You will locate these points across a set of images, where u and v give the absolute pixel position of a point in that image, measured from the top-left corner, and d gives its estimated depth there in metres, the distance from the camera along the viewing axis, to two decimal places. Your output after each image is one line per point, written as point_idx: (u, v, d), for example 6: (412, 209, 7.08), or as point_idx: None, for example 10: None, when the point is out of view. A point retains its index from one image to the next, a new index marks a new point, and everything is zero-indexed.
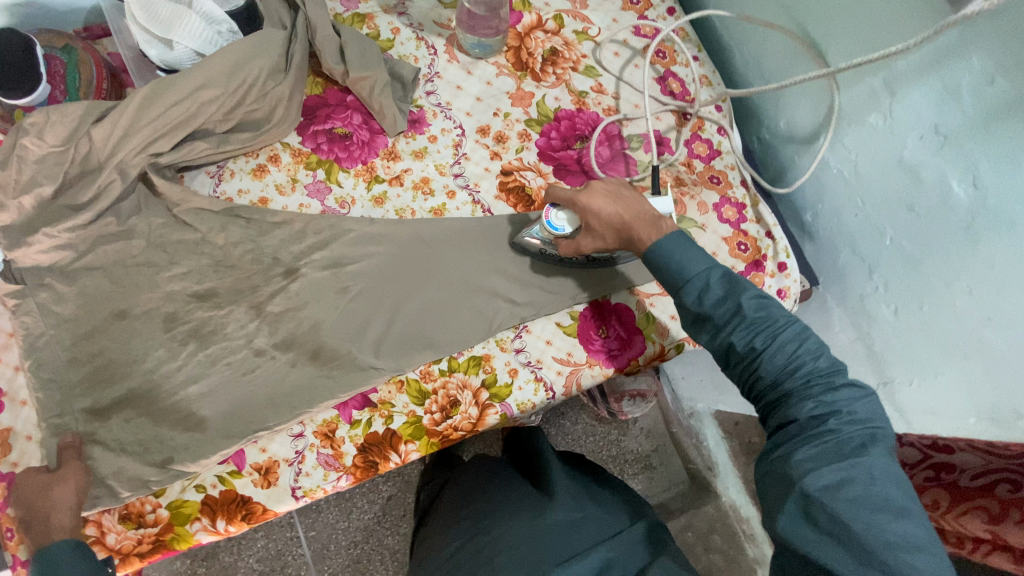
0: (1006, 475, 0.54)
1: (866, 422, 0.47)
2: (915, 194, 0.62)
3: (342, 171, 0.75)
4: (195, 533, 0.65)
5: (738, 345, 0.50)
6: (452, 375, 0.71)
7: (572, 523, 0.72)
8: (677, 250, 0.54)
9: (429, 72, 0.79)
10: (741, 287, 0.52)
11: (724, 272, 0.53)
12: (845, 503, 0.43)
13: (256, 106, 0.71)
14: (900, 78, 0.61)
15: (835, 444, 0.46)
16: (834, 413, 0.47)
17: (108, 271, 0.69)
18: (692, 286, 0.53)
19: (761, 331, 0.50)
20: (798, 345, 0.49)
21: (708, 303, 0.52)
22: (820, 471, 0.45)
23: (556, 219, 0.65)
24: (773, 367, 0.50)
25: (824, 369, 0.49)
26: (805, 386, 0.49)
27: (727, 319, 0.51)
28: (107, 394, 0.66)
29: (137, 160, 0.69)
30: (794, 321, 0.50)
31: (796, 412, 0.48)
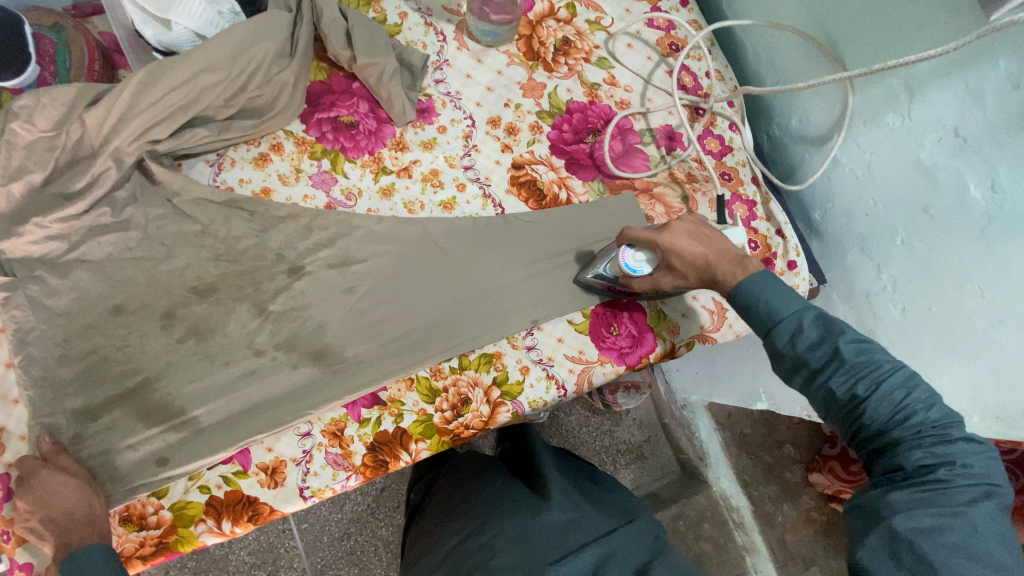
0: None
1: (979, 478, 0.44)
2: (931, 195, 0.63)
3: (348, 162, 0.72)
4: (199, 535, 0.63)
5: (839, 390, 0.48)
6: (463, 373, 0.70)
7: (568, 522, 0.71)
8: (765, 288, 0.54)
9: (438, 60, 0.76)
10: (840, 330, 0.49)
11: (819, 314, 0.51)
12: (940, 549, 0.42)
13: (259, 93, 0.68)
14: (921, 79, 0.61)
15: (940, 494, 0.44)
16: (944, 464, 0.44)
17: (102, 264, 0.66)
18: (783, 327, 0.51)
19: (865, 377, 0.47)
20: (907, 393, 0.47)
21: (802, 345, 0.50)
22: (916, 514, 0.44)
23: (634, 261, 0.63)
24: (878, 415, 0.47)
25: (936, 421, 0.46)
26: (914, 436, 0.46)
27: (826, 362, 0.49)
28: (105, 391, 0.64)
29: (133, 147, 0.66)
30: (901, 367, 0.48)
31: (901, 460, 0.46)
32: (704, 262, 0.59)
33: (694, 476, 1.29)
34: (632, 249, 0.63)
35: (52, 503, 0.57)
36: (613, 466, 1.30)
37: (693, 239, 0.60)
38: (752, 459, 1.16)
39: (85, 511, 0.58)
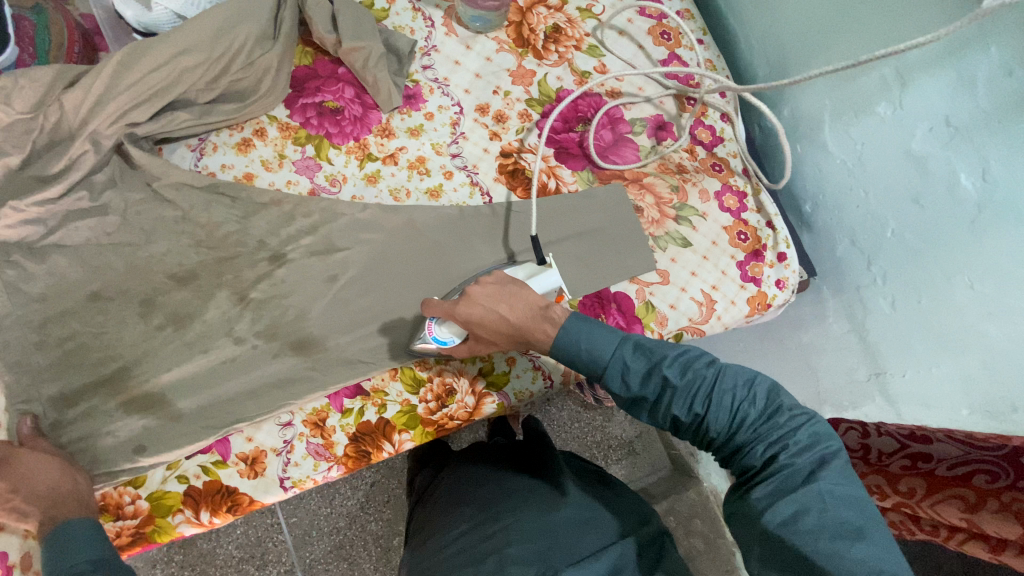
0: (982, 467, 0.55)
1: (814, 449, 0.46)
2: (921, 186, 0.62)
3: (333, 148, 0.71)
4: (177, 526, 0.62)
5: (679, 414, 0.49)
6: (448, 364, 0.68)
7: (584, 521, 0.71)
8: (581, 333, 0.52)
9: (426, 46, 0.75)
10: (660, 356, 0.50)
11: (638, 344, 0.52)
12: (804, 537, 0.42)
13: (242, 76, 0.66)
14: (913, 68, 0.60)
15: (787, 478, 0.45)
16: (782, 449, 0.46)
17: (79, 250, 0.65)
18: (613, 370, 0.51)
19: (695, 394, 0.48)
20: (733, 394, 0.48)
21: (634, 383, 0.51)
22: (776, 507, 0.44)
23: (442, 332, 0.61)
24: (717, 425, 0.48)
25: (763, 410, 0.48)
26: (752, 431, 0.48)
27: (660, 393, 0.49)
28: (82, 379, 0.63)
29: (112, 130, 0.64)
30: (720, 370, 0.49)
31: (750, 458, 0.47)
32: (511, 328, 0.55)
33: (686, 472, 1.29)
34: (437, 322, 0.61)
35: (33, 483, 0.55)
36: (606, 461, 1.30)
37: (491, 306, 0.55)
38: None
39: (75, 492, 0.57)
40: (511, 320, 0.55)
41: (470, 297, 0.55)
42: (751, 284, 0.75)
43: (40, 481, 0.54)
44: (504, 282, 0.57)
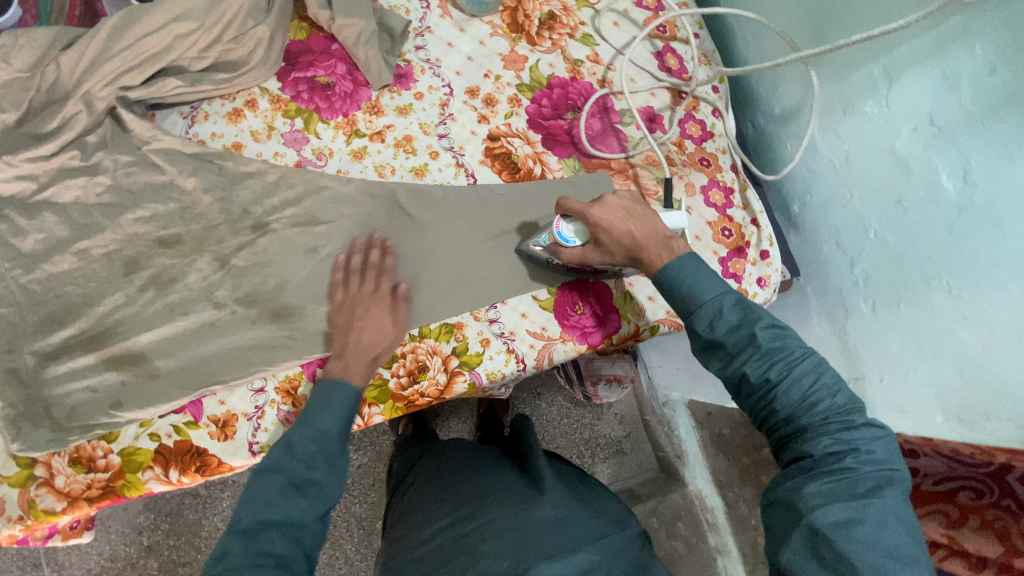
0: (968, 482, 0.54)
1: (882, 464, 0.45)
2: (905, 187, 0.61)
3: (321, 122, 0.72)
4: (146, 482, 0.63)
5: (752, 375, 0.50)
6: (422, 341, 0.69)
7: (559, 519, 0.70)
8: (688, 273, 0.54)
9: (420, 26, 0.76)
10: (755, 317, 0.51)
11: (738, 300, 0.53)
12: (854, 543, 0.41)
13: (234, 45, 0.68)
14: (900, 66, 0.60)
15: (848, 482, 0.44)
16: (850, 452, 0.45)
17: (68, 208, 0.67)
18: (704, 313, 0.53)
19: (776, 362, 0.49)
20: (815, 379, 0.48)
21: (720, 329, 0.52)
22: (831, 507, 0.43)
23: (567, 231, 0.63)
24: (788, 400, 0.49)
25: (840, 407, 0.48)
26: (822, 421, 0.47)
27: (742, 347, 0.50)
28: (63, 333, 0.65)
29: (105, 92, 0.66)
30: (811, 354, 0.49)
31: (810, 447, 0.47)
32: (632, 244, 0.58)
33: (672, 474, 1.28)
34: (566, 219, 0.63)
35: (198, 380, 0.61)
36: (592, 460, 1.30)
37: (622, 218, 0.59)
38: (727, 460, 1.09)
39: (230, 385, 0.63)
40: (637, 238, 0.58)
41: (607, 203, 0.60)
42: (732, 280, 0.74)
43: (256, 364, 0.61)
44: (638, 202, 0.62)
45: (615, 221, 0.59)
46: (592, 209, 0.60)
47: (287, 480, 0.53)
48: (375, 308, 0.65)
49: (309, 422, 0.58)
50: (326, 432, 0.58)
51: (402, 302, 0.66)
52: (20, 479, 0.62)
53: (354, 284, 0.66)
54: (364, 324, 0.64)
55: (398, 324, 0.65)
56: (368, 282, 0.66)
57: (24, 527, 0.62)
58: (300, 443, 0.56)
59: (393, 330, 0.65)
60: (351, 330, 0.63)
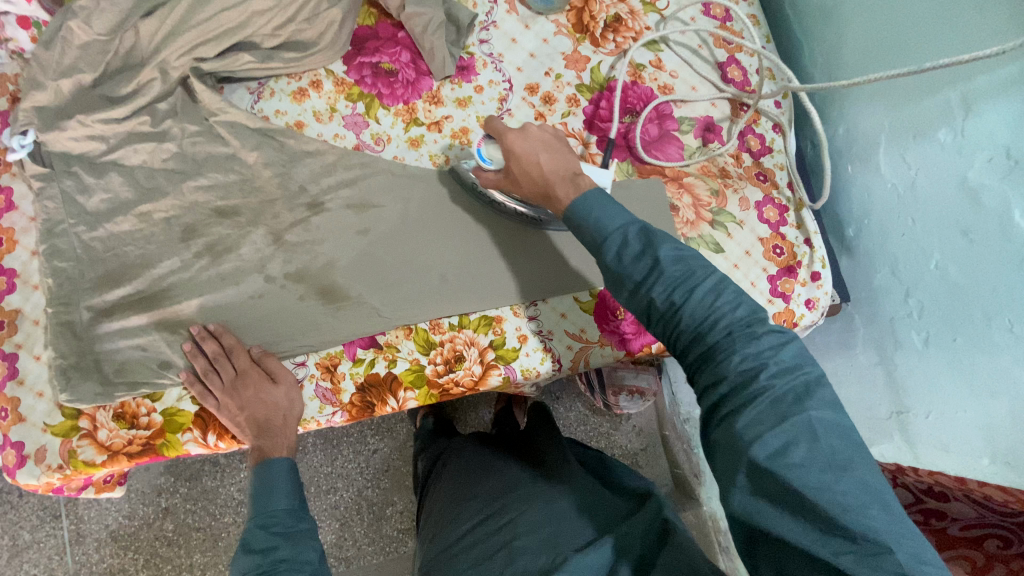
0: (997, 531, 0.57)
1: (795, 371, 0.45)
2: (972, 219, 0.59)
3: (382, 108, 0.73)
4: (185, 443, 0.65)
5: (659, 299, 0.50)
6: (461, 331, 0.70)
7: (588, 504, 0.71)
8: (594, 206, 0.54)
9: (485, 20, 0.76)
10: (657, 241, 0.51)
11: (637, 227, 0.52)
12: (792, 469, 0.41)
13: (306, 26, 0.69)
14: (980, 95, 0.58)
15: (768, 399, 0.44)
16: (762, 368, 0.45)
17: (134, 172, 0.69)
18: (609, 244, 0.52)
19: (680, 283, 0.49)
20: (717, 296, 0.48)
21: (626, 259, 0.51)
22: (764, 439, 0.43)
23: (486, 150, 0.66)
24: (694, 319, 0.48)
25: (744, 319, 0.48)
26: (730, 339, 0.47)
27: (647, 274, 0.50)
28: (118, 292, 0.67)
29: (180, 62, 0.68)
30: (711, 272, 0.49)
31: (724, 368, 0.47)
32: (540, 177, 0.60)
33: (688, 491, 1.28)
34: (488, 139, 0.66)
35: (254, 403, 0.63)
36: None
37: (535, 151, 0.61)
38: None
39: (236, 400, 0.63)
40: (545, 169, 0.60)
41: (528, 132, 0.62)
42: (779, 299, 0.72)
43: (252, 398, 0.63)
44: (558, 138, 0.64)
45: (524, 150, 0.62)
46: (510, 133, 0.63)
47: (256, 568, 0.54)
48: (252, 391, 0.63)
49: (258, 509, 0.59)
50: (275, 512, 0.59)
51: (274, 360, 0.65)
52: (65, 428, 0.64)
53: (224, 372, 0.64)
54: (252, 400, 0.63)
55: (282, 383, 0.64)
56: (230, 366, 0.64)
57: (62, 475, 0.63)
58: (254, 538, 0.56)
59: (281, 389, 0.64)
60: (244, 409, 0.63)
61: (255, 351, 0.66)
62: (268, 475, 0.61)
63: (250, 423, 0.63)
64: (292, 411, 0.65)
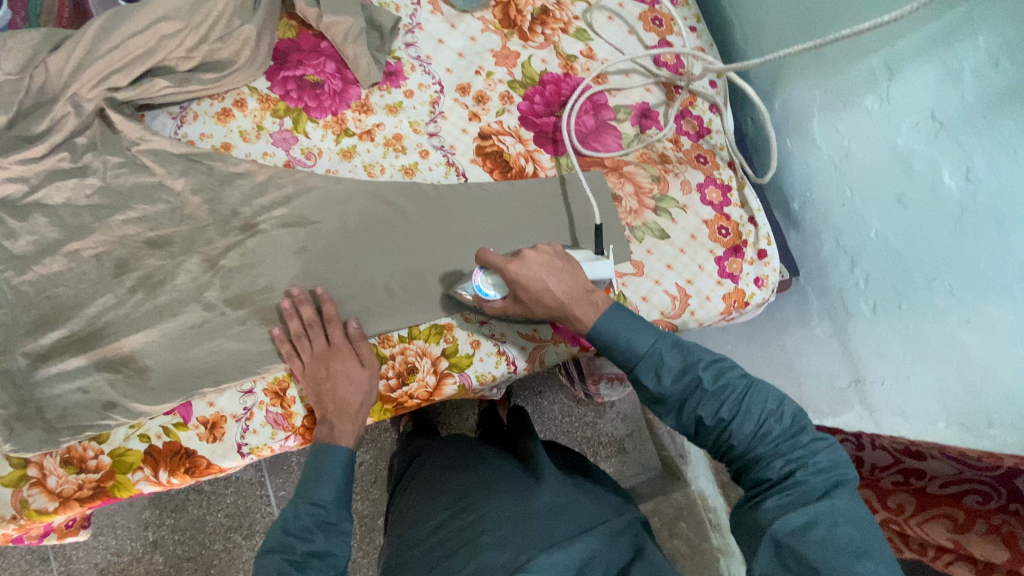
0: (977, 485, 0.52)
1: (832, 471, 0.47)
2: (906, 185, 0.59)
3: (311, 121, 0.71)
4: (137, 482, 0.64)
5: (706, 417, 0.51)
6: (412, 342, 0.69)
7: (558, 507, 0.70)
8: (620, 330, 0.55)
9: (410, 23, 0.75)
10: (697, 359, 0.53)
11: (675, 342, 0.54)
12: (812, 546, 0.42)
13: (220, 45, 0.67)
14: (901, 59, 0.57)
15: (802, 494, 0.46)
16: (800, 467, 0.47)
17: (57, 210, 0.67)
18: (648, 362, 0.53)
19: (724, 400, 0.50)
20: (760, 407, 0.50)
21: (667, 378, 0.52)
22: (786, 518, 0.45)
23: (485, 283, 0.62)
24: (743, 434, 0.50)
25: (788, 428, 0.49)
26: (774, 447, 0.49)
27: (690, 392, 0.52)
28: (53, 335, 0.65)
29: (93, 93, 0.66)
30: (751, 383, 0.51)
31: (767, 472, 0.48)
32: (553, 302, 0.58)
33: (675, 474, 1.28)
34: (483, 271, 0.62)
35: (340, 383, 0.63)
36: (595, 458, 1.28)
37: (541, 273, 0.58)
38: None
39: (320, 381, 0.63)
40: (557, 294, 0.58)
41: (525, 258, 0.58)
42: (728, 280, 0.72)
43: (341, 383, 0.63)
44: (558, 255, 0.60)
45: (530, 276, 0.58)
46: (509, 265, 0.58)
47: (284, 558, 0.54)
48: (340, 366, 0.64)
49: (303, 493, 0.59)
50: (320, 502, 0.59)
51: (366, 345, 0.66)
52: (14, 478, 0.62)
53: (314, 342, 0.64)
54: (337, 378, 0.63)
55: (368, 367, 0.65)
56: (322, 336, 0.64)
57: (17, 525, 0.62)
58: (292, 519, 0.57)
59: (366, 372, 0.65)
60: (325, 384, 0.63)
61: (352, 326, 0.65)
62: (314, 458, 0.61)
63: (329, 398, 0.64)
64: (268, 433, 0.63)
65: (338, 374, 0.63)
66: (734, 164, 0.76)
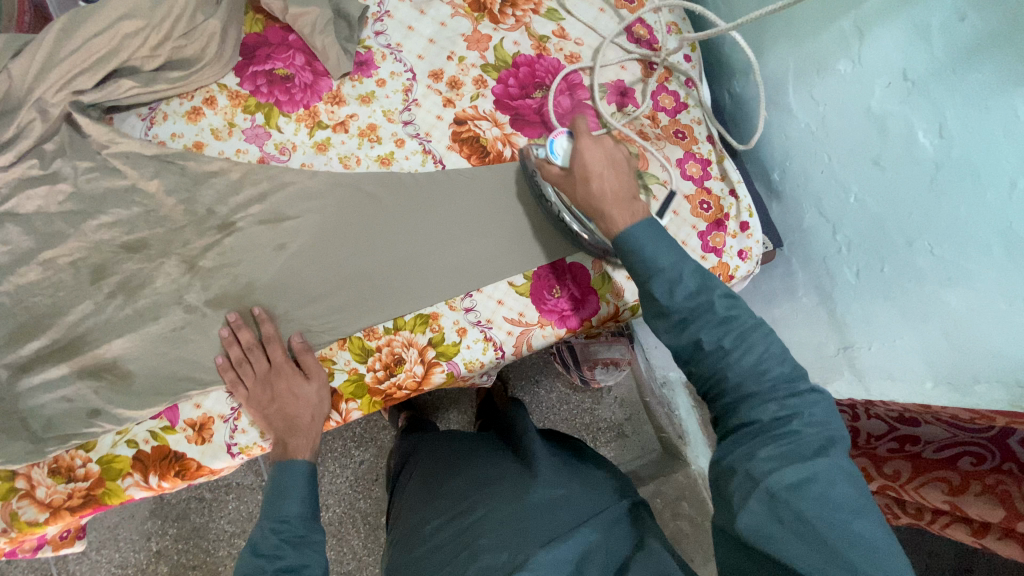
0: (970, 448, 0.52)
1: (825, 426, 0.46)
2: (882, 146, 0.59)
3: (283, 116, 0.70)
4: (127, 488, 0.63)
5: (706, 342, 0.49)
6: (398, 333, 0.68)
7: (556, 500, 0.70)
8: (648, 241, 0.53)
9: (378, 11, 0.74)
10: (712, 285, 0.51)
11: (693, 266, 0.52)
12: (810, 502, 0.42)
13: (184, 41, 0.66)
14: (870, 19, 0.57)
15: (798, 445, 0.45)
16: (796, 415, 0.46)
17: (30, 220, 0.66)
18: (663, 277, 0.52)
19: (730, 330, 0.49)
20: (765, 347, 0.49)
21: (680, 295, 0.51)
22: (784, 470, 0.44)
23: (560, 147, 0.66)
24: (739, 367, 0.49)
25: (787, 374, 0.48)
26: (771, 389, 0.48)
27: (697, 313, 0.50)
28: (33, 346, 0.64)
29: (58, 98, 0.64)
30: (762, 323, 0.50)
31: (758, 412, 0.47)
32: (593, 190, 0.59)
33: (675, 454, 1.28)
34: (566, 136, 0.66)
35: (286, 401, 0.63)
36: (594, 443, 1.28)
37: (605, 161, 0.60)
38: None
39: (265, 393, 0.63)
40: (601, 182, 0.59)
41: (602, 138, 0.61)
42: (712, 254, 0.72)
43: (288, 398, 0.63)
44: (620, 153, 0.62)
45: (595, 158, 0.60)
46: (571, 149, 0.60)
47: None
48: (284, 384, 0.63)
49: (269, 513, 0.58)
50: (286, 518, 0.58)
51: (311, 357, 0.65)
52: (4, 491, 0.62)
53: (258, 363, 0.64)
54: (286, 395, 0.63)
55: (314, 379, 0.64)
56: (264, 358, 0.64)
57: (10, 537, 0.62)
58: (262, 541, 0.56)
59: (313, 386, 0.64)
60: (274, 400, 0.63)
61: (294, 340, 0.65)
62: (279, 483, 0.61)
63: (278, 417, 0.63)
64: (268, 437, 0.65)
65: (287, 391, 0.63)
66: (713, 135, 0.76)
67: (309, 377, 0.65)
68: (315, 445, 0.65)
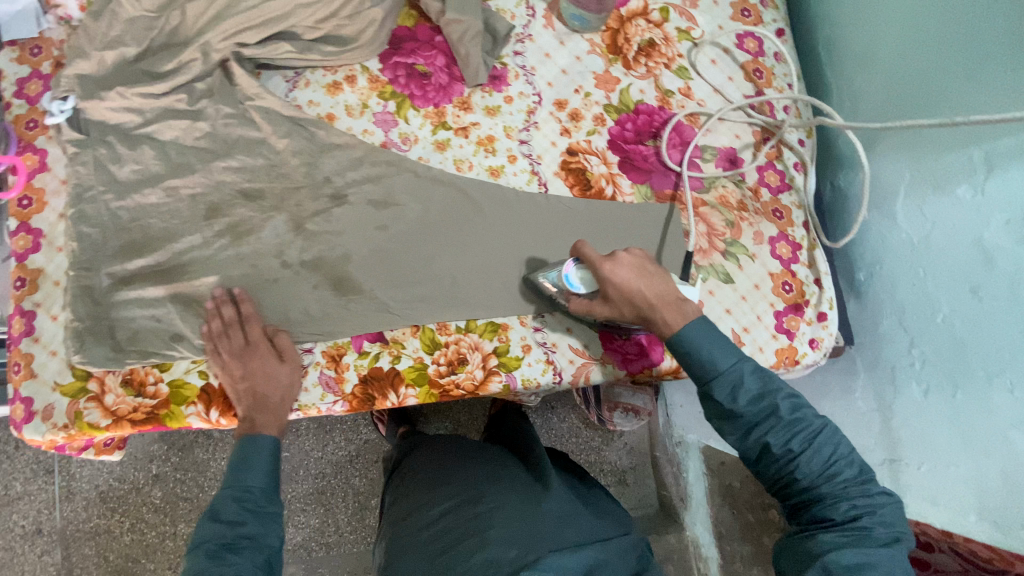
0: None
1: (894, 526, 0.52)
2: (983, 277, 0.60)
3: (413, 109, 0.74)
4: (187, 416, 0.67)
5: (774, 445, 0.54)
6: (467, 334, 0.70)
7: (565, 517, 0.72)
8: (707, 344, 0.57)
9: (522, 32, 0.78)
10: (775, 387, 0.55)
11: (755, 367, 0.57)
12: None
13: (348, 22, 0.71)
14: (1003, 156, 0.58)
15: (864, 539, 0.50)
16: (865, 513, 0.52)
17: (164, 147, 0.70)
18: (726, 381, 0.56)
19: (797, 434, 0.54)
20: (834, 449, 0.54)
21: (745, 397, 0.55)
22: (843, 552, 0.50)
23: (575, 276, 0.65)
24: (809, 469, 0.53)
25: (857, 474, 0.53)
26: (841, 488, 0.53)
27: (763, 418, 0.54)
28: (138, 262, 0.68)
29: (222, 45, 0.70)
30: (827, 424, 0.54)
31: (831, 512, 0.52)
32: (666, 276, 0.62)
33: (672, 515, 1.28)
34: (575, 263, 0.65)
35: (259, 380, 0.65)
36: None
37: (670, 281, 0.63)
38: (733, 514, 1.10)
39: (238, 369, 0.65)
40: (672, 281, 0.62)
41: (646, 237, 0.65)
42: (784, 335, 0.73)
43: (262, 375, 0.65)
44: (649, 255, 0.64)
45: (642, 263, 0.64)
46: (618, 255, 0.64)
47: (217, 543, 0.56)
48: (258, 363, 0.65)
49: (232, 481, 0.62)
50: (249, 488, 0.62)
51: (285, 338, 0.67)
52: (73, 389, 0.65)
53: (235, 337, 0.66)
54: (256, 374, 0.65)
55: (288, 361, 0.66)
56: (241, 334, 0.66)
57: (66, 435, 0.65)
58: (225, 508, 0.59)
59: (286, 369, 0.66)
60: (243, 379, 0.65)
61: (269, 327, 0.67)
62: (249, 446, 0.63)
63: (246, 393, 0.65)
64: (269, 400, 0.65)
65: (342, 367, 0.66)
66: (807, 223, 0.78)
67: (283, 359, 0.67)
68: (282, 424, 0.67)
